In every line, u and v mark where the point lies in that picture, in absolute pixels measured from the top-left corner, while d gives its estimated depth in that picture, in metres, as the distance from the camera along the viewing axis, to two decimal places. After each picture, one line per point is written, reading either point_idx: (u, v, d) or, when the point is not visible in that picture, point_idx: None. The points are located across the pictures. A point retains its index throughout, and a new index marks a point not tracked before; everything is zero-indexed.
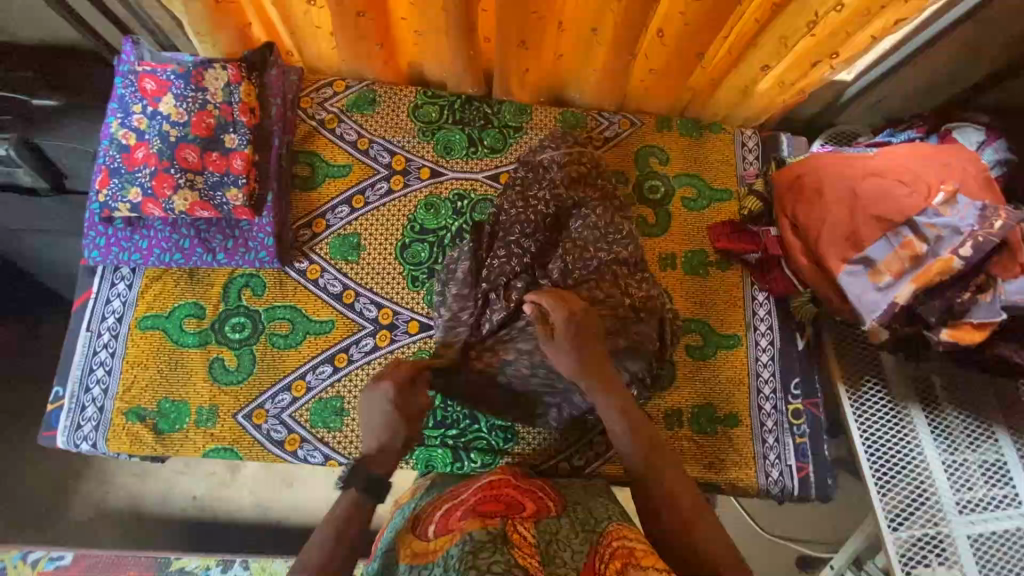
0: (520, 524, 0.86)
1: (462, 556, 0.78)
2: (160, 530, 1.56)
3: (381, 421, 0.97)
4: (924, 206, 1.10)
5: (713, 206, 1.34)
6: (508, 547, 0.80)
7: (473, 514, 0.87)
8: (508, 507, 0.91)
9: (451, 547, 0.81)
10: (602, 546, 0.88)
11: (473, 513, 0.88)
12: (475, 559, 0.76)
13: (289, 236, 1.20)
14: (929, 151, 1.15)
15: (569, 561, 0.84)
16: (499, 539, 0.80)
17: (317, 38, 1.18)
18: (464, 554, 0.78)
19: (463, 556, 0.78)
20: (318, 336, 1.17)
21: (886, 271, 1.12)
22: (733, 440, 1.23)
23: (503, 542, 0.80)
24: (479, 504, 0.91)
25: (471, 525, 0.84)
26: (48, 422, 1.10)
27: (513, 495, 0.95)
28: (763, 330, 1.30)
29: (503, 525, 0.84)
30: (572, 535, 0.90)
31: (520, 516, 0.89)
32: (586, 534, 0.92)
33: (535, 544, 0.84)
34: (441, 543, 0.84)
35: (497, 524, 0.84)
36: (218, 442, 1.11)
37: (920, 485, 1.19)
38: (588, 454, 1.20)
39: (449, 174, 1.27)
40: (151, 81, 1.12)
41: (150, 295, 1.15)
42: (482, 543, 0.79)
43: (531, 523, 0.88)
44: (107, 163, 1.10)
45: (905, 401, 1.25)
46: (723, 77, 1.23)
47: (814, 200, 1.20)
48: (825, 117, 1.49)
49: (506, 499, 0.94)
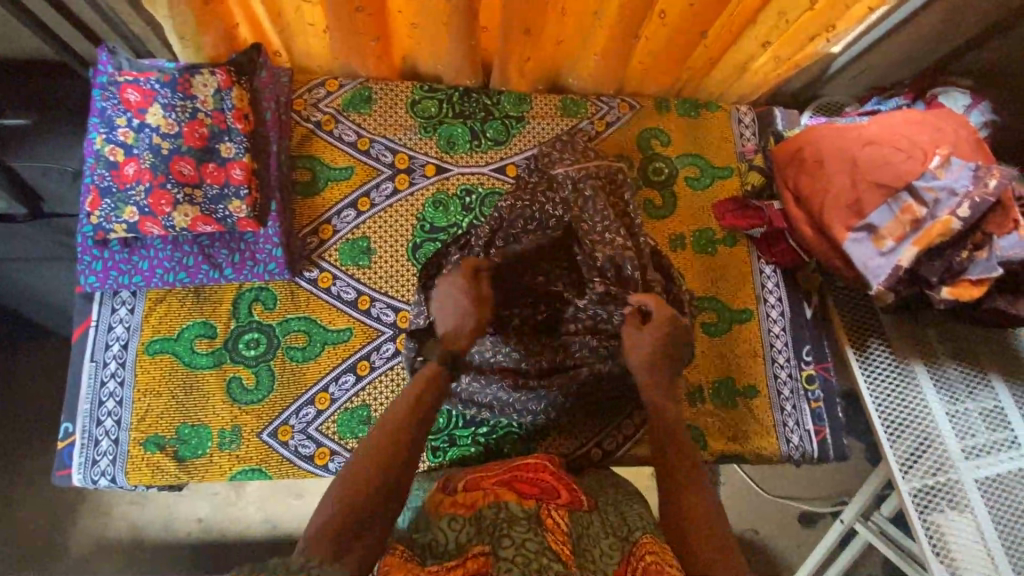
0: (555, 511, 0.85)
1: (496, 523, 0.80)
2: (172, 557, 1.50)
3: (456, 309, 0.99)
4: (921, 170, 1.13)
5: (716, 184, 1.37)
6: (543, 531, 0.80)
7: (509, 487, 0.89)
8: (543, 491, 0.90)
9: (487, 510, 0.83)
10: (634, 558, 0.81)
11: (509, 485, 0.89)
12: (510, 530, 0.78)
13: (297, 245, 1.16)
14: (920, 117, 1.19)
15: (600, 558, 0.82)
16: (533, 519, 0.81)
17: (308, 36, 1.13)
18: (499, 521, 0.81)
19: (498, 523, 0.80)
20: (337, 345, 1.14)
21: (888, 236, 1.15)
22: (754, 411, 1.26)
23: (537, 525, 0.81)
24: (513, 479, 0.92)
25: (506, 496, 0.86)
26: (61, 460, 1.05)
27: (548, 481, 0.93)
28: (773, 302, 1.33)
29: (537, 508, 0.85)
30: (602, 534, 0.87)
31: (554, 503, 0.88)
32: (619, 542, 0.85)
33: (568, 532, 0.82)
34: (477, 500, 0.86)
35: (531, 505, 0.84)
36: (245, 463, 1.08)
37: (926, 435, 1.19)
38: (618, 437, 1.22)
39: (454, 169, 1.25)
40: (134, 92, 1.05)
41: (156, 317, 1.10)
42: (517, 519, 0.80)
43: (565, 511, 0.86)
44: (96, 182, 1.04)
45: (907, 356, 1.26)
46: (722, 55, 1.24)
47: (815, 171, 1.22)
48: (813, 89, 1.53)
49: (541, 484, 0.92)
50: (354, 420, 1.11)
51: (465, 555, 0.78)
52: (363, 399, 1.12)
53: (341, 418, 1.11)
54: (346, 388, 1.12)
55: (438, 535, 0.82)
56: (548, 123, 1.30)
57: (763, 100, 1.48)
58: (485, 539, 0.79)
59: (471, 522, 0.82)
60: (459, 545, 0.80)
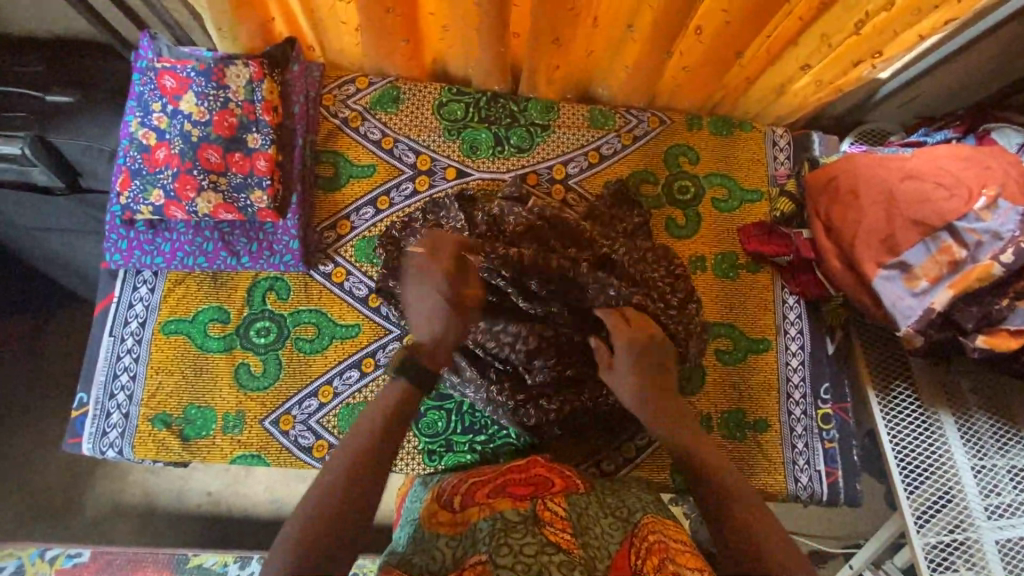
0: (551, 500, 0.84)
1: (491, 532, 0.77)
2: (176, 527, 1.55)
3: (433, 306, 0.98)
4: (964, 210, 1.06)
5: (744, 207, 1.32)
6: (540, 526, 0.78)
7: (502, 495, 0.87)
8: (537, 486, 0.89)
9: (482, 521, 0.81)
10: (637, 539, 0.82)
11: (503, 493, 0.87)
12: (507, 537, 0.75)
13: (314, 239, 1.18)
14: (970, 152, 1.12)
15: (602, 535, 0.82)
16: (529, 519, 0.79)
17: (341, 33, 1.15)
18: (495, 530, 0.77)
19: (494, 532, 0.77)
20: (344, 340, 1.15)
21: (922, 276, 1.09)
22: (762, 446, 1.22)
23: (534, 522, 0.79)
24: (508, 485, 0.90)
25: (502, 505, 0.83)
26: (73, 428, 1.10)
27: (541, 473, 0.93)
28: (793, 334, 1.28)
29: (533, 505, 0.83)
30: (600, 515, 0.87)
31: (550, 493, 0.87)
32: (620, 523, 0.86)
33: (567, 518, 0.81)
34: (471, 515, 0.84)
35: (527, 505, 0.82)
36: (245, 449, 1.10)
37: (947, 488, 1.13)
38: (618, 460, 1.19)
39: (475, 174, 1.25)
40: (170, 78, 1.08)
41: (174, 298, 1.14)
42: (513, 523, 0.78)
43: (561, 497, 0.86)
44: (127, 164, 1.07)
45: (934, 404, 1.19)
46: (759, 75, 1.19)
47: (849, 202, 1.17)
48: (856, 114, 1.47)
49: (535, 479, 0.92)
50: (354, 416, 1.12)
51: (463, 566, 0.76)
52: (364, 397, 1.13)
53: (341, 413, 1.12)
54: (350, 383, 1.13)
55: (437, 554, 0.80)
56: (573, 134, 1.29)
57: (801, 123, 1.43)
58: (481, 547, 0.76)
59: (466, 536, 0.81)
60: (455, 560, 0.78)
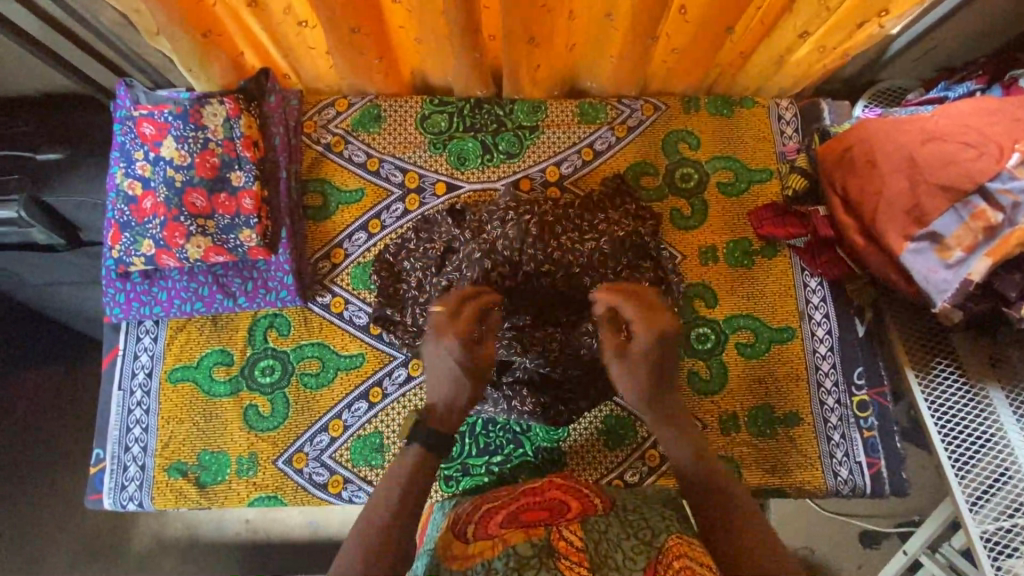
0: (566, 528, 0.80)
1: (506, 571, 0.74)
2: (216, 556, 1.56)
3: (451, 381, 0.96)
4: (995, 169, 0.97)
5: (752, 188, 1.24)
6: (555, 560, 0.75)
7: (515, 525, 0.82)
8: (551, 512, 0.85)
9: (495, 559, 0.77)
10: (662, 568, 0.75)
11: (516, 523, 0.83)
12: None
13: (309, 271, 1.16)
14: (998, 103, 1.02)
15: (623, 565, 0.76)
16: (543, 552, 0.76)
17: (314, 58, 1.12)
18: (509, 570, 0.75)
19: (507, 572, 0.74)
20: (349, 371, 1.13)
21: (955, 245, 1.00)
22: (796, 441, 1.16)
23: (548, 555, 0.76)
24: (522, 512, 0.86)
25: (515, 537, 0.80)
26: (94, 485, 1.11)
27: (555, 496, 0.89)
28: (819, 319, 1.20)
29: (547, 534, 0.79)
30: (623, 538, 0.80)
31: (564, 520, 0.83)
32: (644, 546, 0.79)
33: (583, 548, 0.77)
34: (484, 549, 0.79)
35: (541, 534, 0.79)
36: (261, 491, 1.10)
37: (1003, 470, 1.04)
38: (642, 469, 1.14)
39: (466, 186, 1.20)
40: (149, 125, 1.06)
41: (176, 346, 1.13)
42: (526, 560, 0.75)
43: (577, 524, 0.81)
44: (116, 217, 1.06)
45: (982, 380, 1.10)
46: (756, 48, 1.12)
47: (867, 173, 1.08)
48: (867, 74, 1.37)
49: (549, 503, 0.87)
50: (367, 448, 1.10)
51: None
52: (375, 427, 1.11)
53: (353, 446, 1.10)
54: (358, 415, 1.11)
55: None
56: (563, 132, 1.23)
57: (808, 91, 1.34)
58: None
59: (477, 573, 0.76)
60: None
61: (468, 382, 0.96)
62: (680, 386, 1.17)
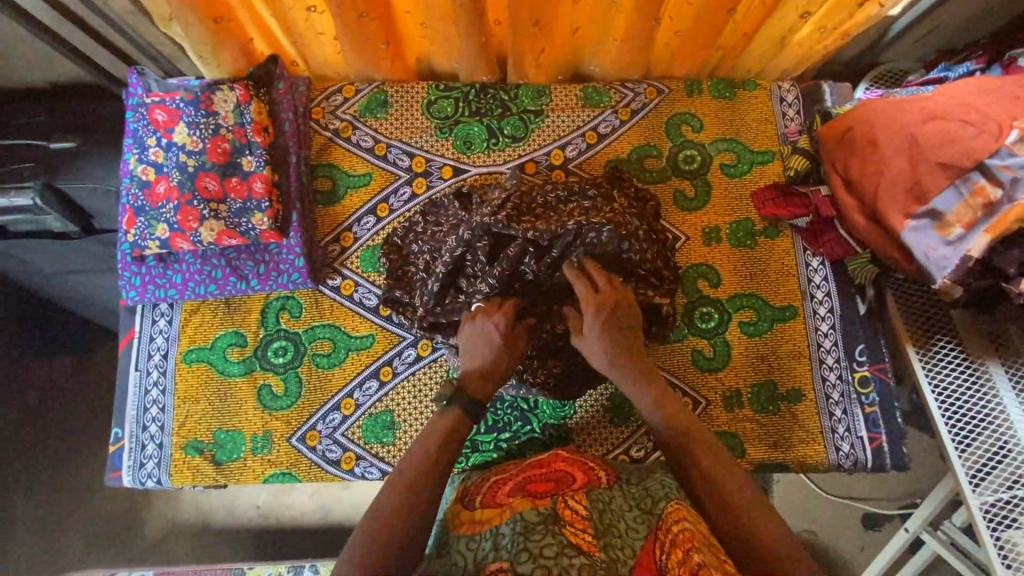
0: (572, 498, 0.82)
1: (512, 537, 0.75)
2: (231, 540, 1.59)
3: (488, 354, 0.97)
4: (995, 146, 0.97)
5: (755, 170, 1.26)
6: (560, 527, 0.76)
7: (522, 495, 0.85)
8: (557, 482, 0.88)
9: (503, 526, 0.78)
10: (662, 532, 0.78)
11: (523, 492, 0.85)
12: (528, 540, 0.73)
13: (320, 254, 1.18)
14: (999, 81, 1.04)
15: (626, 533, 0.78)
16: (549, 518, 0.77)
17: (322, 44, 1.14)
18: (516, 535, 0.75)
19: (514, 536, 0.74)
20: (360, 352, 1.15)
21: (956, 223, 1.01)
22: (799, 417, 1.18)
23: (554, 521, 0.76)
24: (529, 482, 0.89)
25: (521, 504, 0.81)
26: (113, 463, 1.14)
27: (561, 468, 0.92)
28: (821, 298, 1.22)
29: (553, 503, 0.80)
30: (625, 508, 0.83)
31: (571, 490, 0.85)
32: (644, 515, 0.82)
33: (587, 517, 0.78)
34: (492, 516, 0.82)
35: (547, 503, 0.80)
36: (276, 467, 1.12)
37: (1002, 445, 1.06)
38: (647, 445, 1.16)
39: (472, 170, 1.22)
40: (161, 112, 1.08)
41: (191, 327, 1.16)
42: (533, 525, 0.75)
43: (582, 494, 0.83)
44: (130, 203, 1.09)
45: (982, 356, 1.11)
46: (757, 29, 1.13)
47: (868, 152, 1.09)
48: (870, 55, 1.38)
49: (555, 475, 0.90)
50: (378, 426, 1.13)
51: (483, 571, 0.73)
52: (386, 406, 1.13)
53: (365, 424, 1.13)
54: (370, 394, 1.14)
55: (459, 559, 0.78)
56: (568, 116, 1.24)
57: (809, 74, 1.36)
58: (503, 554, 0.73)
59: (486, 538, 0.78)
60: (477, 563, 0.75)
61: (507, 355, 0.98)
62: (683, 364, 1.19)
